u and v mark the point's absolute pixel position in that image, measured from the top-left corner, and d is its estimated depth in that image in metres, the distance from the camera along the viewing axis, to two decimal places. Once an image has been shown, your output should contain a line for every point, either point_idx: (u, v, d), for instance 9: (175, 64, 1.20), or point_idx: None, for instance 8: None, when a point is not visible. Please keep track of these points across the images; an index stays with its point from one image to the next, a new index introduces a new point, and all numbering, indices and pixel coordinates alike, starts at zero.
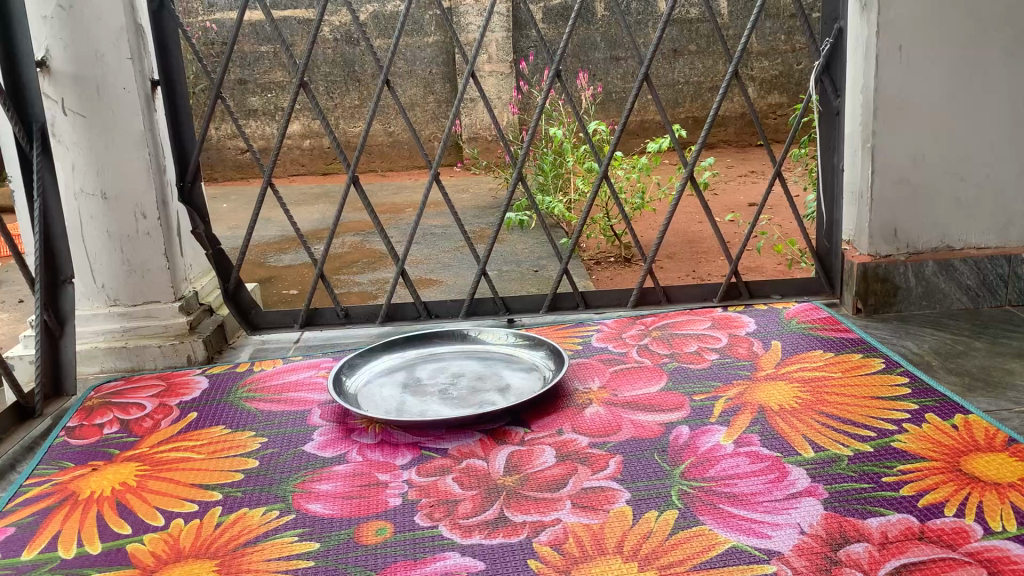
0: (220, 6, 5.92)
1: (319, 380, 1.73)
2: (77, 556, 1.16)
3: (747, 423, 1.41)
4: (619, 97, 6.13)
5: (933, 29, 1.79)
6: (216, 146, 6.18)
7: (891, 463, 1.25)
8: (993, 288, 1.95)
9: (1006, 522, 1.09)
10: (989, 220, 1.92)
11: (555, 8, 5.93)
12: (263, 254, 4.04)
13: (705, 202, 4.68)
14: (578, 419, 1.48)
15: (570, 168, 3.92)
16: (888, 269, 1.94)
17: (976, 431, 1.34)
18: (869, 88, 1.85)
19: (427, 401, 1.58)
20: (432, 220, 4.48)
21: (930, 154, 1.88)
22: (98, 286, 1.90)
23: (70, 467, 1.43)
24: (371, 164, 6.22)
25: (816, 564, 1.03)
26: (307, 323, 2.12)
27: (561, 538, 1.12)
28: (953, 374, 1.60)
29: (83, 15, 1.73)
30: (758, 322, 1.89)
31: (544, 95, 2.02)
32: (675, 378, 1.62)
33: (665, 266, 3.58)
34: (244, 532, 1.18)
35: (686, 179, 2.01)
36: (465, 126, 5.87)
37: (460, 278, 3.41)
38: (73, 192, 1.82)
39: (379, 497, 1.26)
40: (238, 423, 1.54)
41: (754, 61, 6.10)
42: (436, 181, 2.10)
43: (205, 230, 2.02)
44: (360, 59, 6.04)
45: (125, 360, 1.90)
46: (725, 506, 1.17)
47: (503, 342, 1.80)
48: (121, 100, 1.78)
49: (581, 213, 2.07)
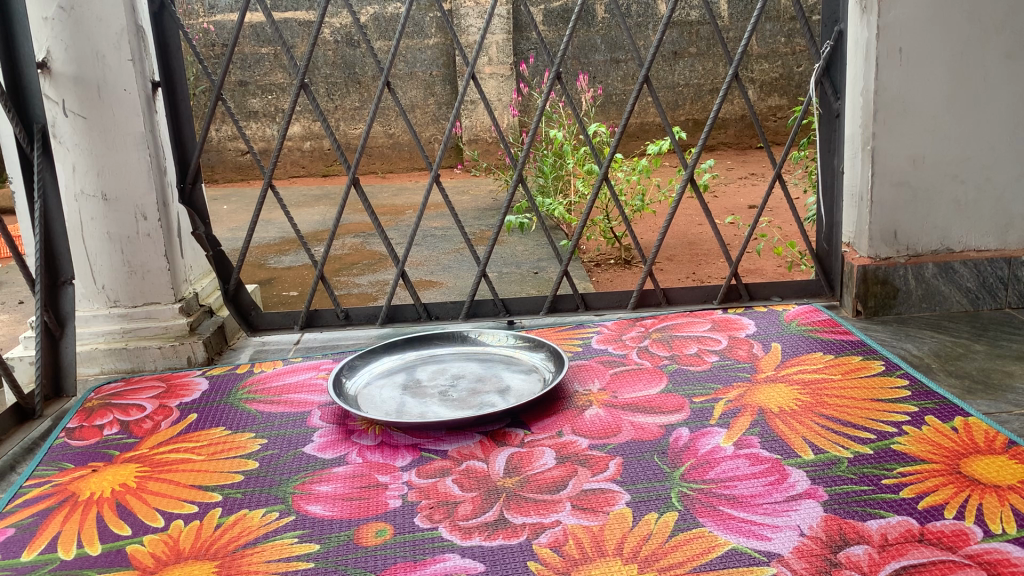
0: (221, 7, 5.94)
1: (320, 381, 1.73)
2: (77, 557, 1.16)
3: (747, 426, 1.41)
4: (619, 99, 6.13)
5: (933, 31, 1.80)
6: (216, 147, 6.19)
7: (891, 466, 1.25)
8: (993, 291, 1.95)
9: (1007, 524, 1.09)
10: (989, 223, 1.92)
11: (556, 10, 5.94)
12: (263, 255, 4.05)
13: (705, 203, 4.68)
14: (578, 420, 1.48)
15: (570, 169, 3.92)
16: (887, 272, 1.95)
17: (976, 433, 1.34)
18: (869, 90, 1.85)
19: (426, 402, 1.58)
20: (432, 222, 4.48)
21: (931, 156, 1.88)
22: (98, 286, 1.90)
23: (70, 468, 1.43)
24: (371, 166, 6.23)
25: (815, 566, 1.03)
26: (307, 325, 2.12)
27: (561, 540, 1.12)
28: (953, 376, 1.60)
29: (84, 16, 1.73)
30: (758, 324, 1.90)
31: (543, 96, 2.01)
32: (675, 380, 1.62)
33: (665, 268, 3.59)
34: (245, 534, 1.18)
35: (686, 181, 2.01)
36: (466, 128, 5.89)
37: (460, 280, 3.41)
38: (74, 193, 1.82)
39: (379, 498, 1.26)
40: (238, 424, 1.54)
41: (754, 64, 6.11)
42: (437, 183, 2.10)
43: (205, 232, 2.02)
44: (360, 60, 6.05)
45: (125, 361, 1.90)
46: (724, 507, 1.17)
47: (503, 344, 1.80)
48: (122, 101, 1.78)
49: (581, 215, 2.06)
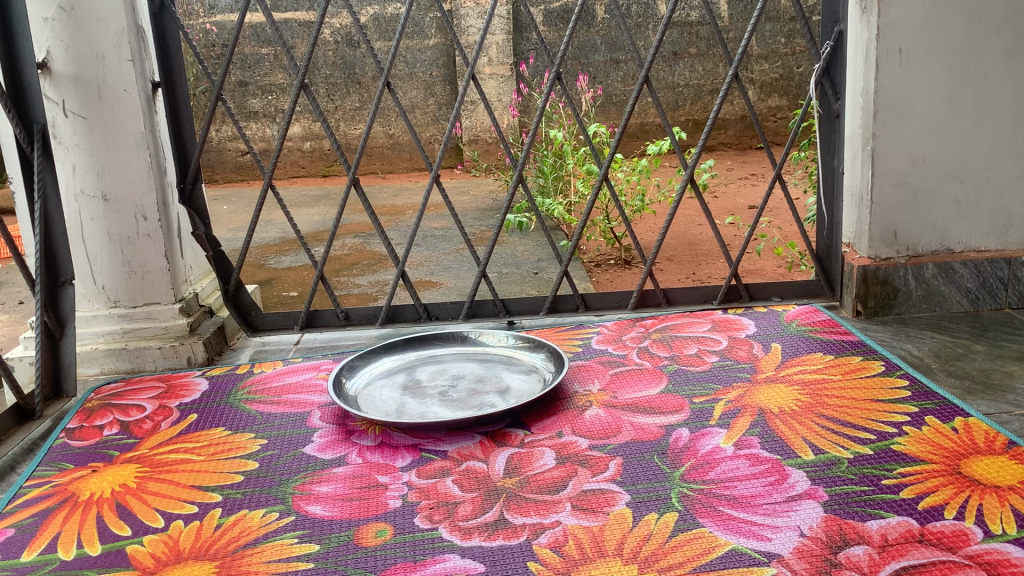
0: (221, 8, 5.93)
1: (320, 381, 1.73)
2: (77, 557, 1.16)
3: (747, 427, 1.41)
4: (619, 100, 6.13)
5: (933, 33, 1.80)
6: (216, 148, 6.19)
7: (891, 467, 1.25)
8: (993, 291, 1.95)
9: (1006, 525, 1.09)
10: (989, 223, 1.92)
11: (556, 11, 5.94)
12: (263, 255, 4.06)
13: (705, 204, 4.69)
14: (578, 421, 1.48)
15: (570, 169, 3.91)
16: (888, 272, 1.94)
17: (976, 434, 1.34)
18: (869, 91, 1.85)
19: (426, 402, 1.58)
20: (433, 222, 4.49)
21: (931, 157, 1.88)
22: (98, 287, 1.90)
23: (70, 468, 1.43)
24: (371, 167, 6.23)
25: (815, 566, 1.03)
26: (307, 325, 2.12)
27: (561, 541, 1.12)
28: (953, 377, 1.60)
29: (84, 17, 1.73)
30: (759, 324, 1.90)
31: (544, 97, 2.01)
32: (675, 380, 1.62)
33: (666, 268, 3.59)
34: (244, 534, 1.18)
35: (686, 181, 2.01)
36: (466, 128, 5.90)
37: (460, 280, 3.42)
38: (74, 194, 1.82)
39: (379, 498, 1.26)
40: (239, 425, 1.54)
41: (754, 64, 6.11)
42: (437, 183, 2.09)
43: (205, 232, 2.02)
44: (360, 61, 6.05)
45: (126, 361, 1.90)
46: (724, 508, 1.17)
47: (503, 344, 1.80)
48: (122, 101, 1.78)
49: (581, 216, 2.06)
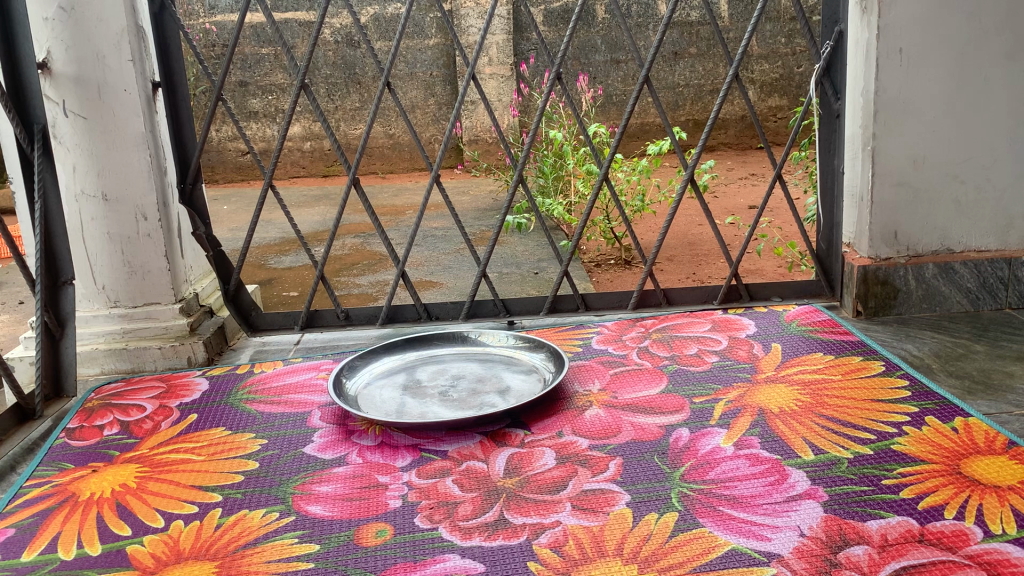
0: (221, 8, 5.94)
1: (320, 381, 1.73)
2: (77, 557, 1.16)
3: (747, 427, 1.41)
4: (619, 100, 6.14)
5: (933, 33, 1.80)
6: (216, 148, 6.20)
7: (891, 467, 1.25)
8: (993, 291, 1.95)
9: (1006, 524, 1.09)
10: (989, 223, 1.92)
11: (556, 11, 5.94)
12: (263, 255, 4.06)
13: (706, 204, 4.70)
14: (578, 421, 1.48)
15: (570, 169, 3.91)
16: (888, 272, 1.94)
17: (976, 434, 1.34)
18: (869, 91, 1.85)
19: (426, 402, 1.58)
20: (433, 222, 4.50)
21: (932, 156, 1.88)
22: (98, 287, 1.90)
23: (70, 468, 1.43)
24: (372, 166, 6.23)
25: (815, 566, 1.03)
26: (307, 325, 2.12)
27: (561, 540, 1.12)
28: (953, 377, 1.60)
29: (84, 17, 1.73)
30: (759, 324, 1.90)
31: (544, 97, 2.00)
32: (675, 380, 1.62)
33: (666, 268, 3.60)
34: (245, 533, 1.18)
35: (686, 181, 2.00)
36: (466, 128, 5.91)
37: (460, 280, 3.42)
38: (74, 194, 1.82)
39: (379, 498, 1.26)
40: (239, 425, 1.54)
41: (754, 64, 6.11)
42: (437, 184, 2.08)
43: (205, 232, 2.02)
44: (361, 61, 6.04)
45: (126, 361, 1.90)
46: (724, 508, 1.17)
47: (503, 344, 1.81)
48: (122, 101, 1.78)
49: (581, 216, 2.05)
